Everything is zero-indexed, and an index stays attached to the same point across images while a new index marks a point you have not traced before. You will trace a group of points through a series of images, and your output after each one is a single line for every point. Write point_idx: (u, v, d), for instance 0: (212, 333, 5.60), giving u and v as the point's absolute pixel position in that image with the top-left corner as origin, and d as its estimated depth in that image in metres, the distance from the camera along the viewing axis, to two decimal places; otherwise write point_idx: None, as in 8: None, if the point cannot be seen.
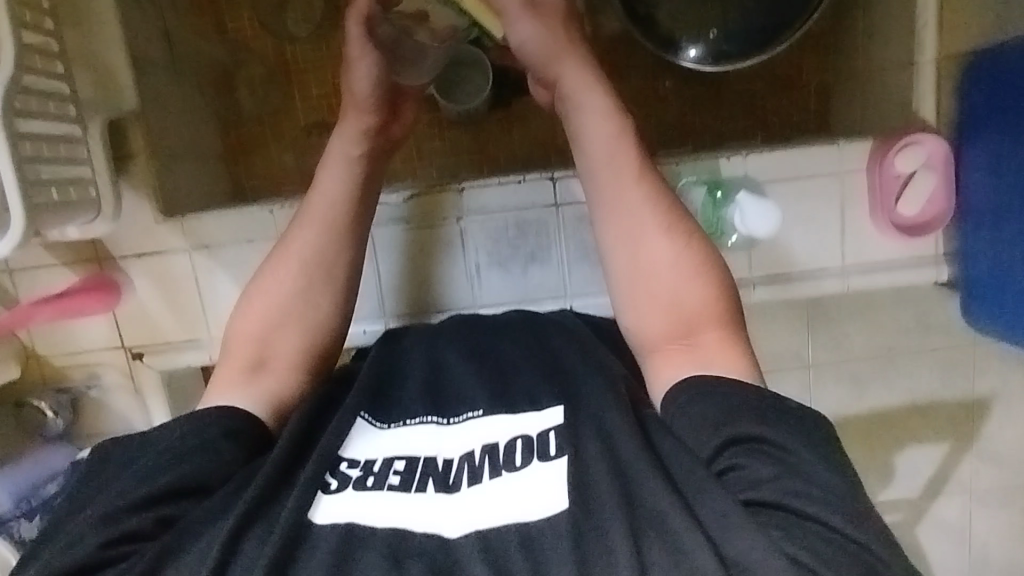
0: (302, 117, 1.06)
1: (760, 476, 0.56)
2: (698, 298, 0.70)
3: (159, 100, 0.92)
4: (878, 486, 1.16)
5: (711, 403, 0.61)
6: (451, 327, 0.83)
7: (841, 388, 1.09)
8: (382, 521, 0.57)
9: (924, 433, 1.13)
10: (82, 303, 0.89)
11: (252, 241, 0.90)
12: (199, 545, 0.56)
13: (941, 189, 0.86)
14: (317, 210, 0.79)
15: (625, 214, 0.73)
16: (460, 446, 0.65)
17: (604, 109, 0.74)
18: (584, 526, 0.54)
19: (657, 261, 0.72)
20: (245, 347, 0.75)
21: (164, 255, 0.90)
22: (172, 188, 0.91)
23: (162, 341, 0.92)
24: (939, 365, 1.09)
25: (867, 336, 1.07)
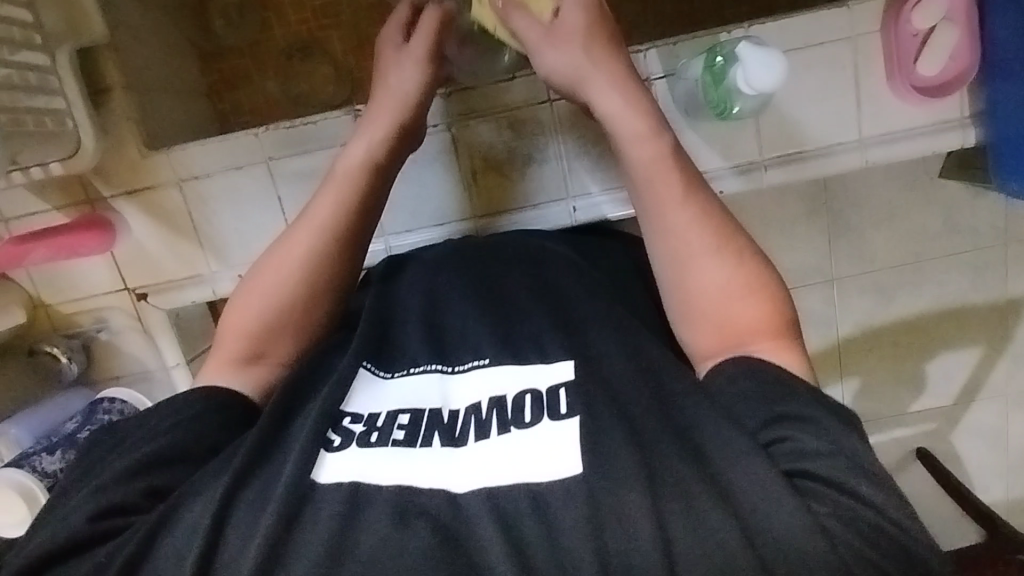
0: (281, 43, 1.02)
1: (812, 446, 0.54)
2: (757, 315, 0.63)
3: (129, 28, 0.88)
4: (911, 396, 1.25)
5: (751, 386, 0.59)
6: (447, 270, 0.81)
7: (868, 299, 1.17)
8: (388, 480, 0.56)
9: (954, 339, 1.21)
10: (78, 241, 0.87)
11: (240, 167, 0.87)
12: (191, 512, 0.56)
13: (965, 40, 0.79)
14: (322, 215, 0.74)
15: (671, 235, 0.66)
16: (467, 395, 0.66)
17: (637, 131, 0.67)
18: (598, 488, 0.53)
19: (712, 275, 0.64)
20: (242, 343, 0.72)
21: (155, 189, 0.88)
22: (151, 120, 0.89)
23: (166, 279, 0.91)
24: (967, 271, 1.17)
25: (889, 241, 1.15)
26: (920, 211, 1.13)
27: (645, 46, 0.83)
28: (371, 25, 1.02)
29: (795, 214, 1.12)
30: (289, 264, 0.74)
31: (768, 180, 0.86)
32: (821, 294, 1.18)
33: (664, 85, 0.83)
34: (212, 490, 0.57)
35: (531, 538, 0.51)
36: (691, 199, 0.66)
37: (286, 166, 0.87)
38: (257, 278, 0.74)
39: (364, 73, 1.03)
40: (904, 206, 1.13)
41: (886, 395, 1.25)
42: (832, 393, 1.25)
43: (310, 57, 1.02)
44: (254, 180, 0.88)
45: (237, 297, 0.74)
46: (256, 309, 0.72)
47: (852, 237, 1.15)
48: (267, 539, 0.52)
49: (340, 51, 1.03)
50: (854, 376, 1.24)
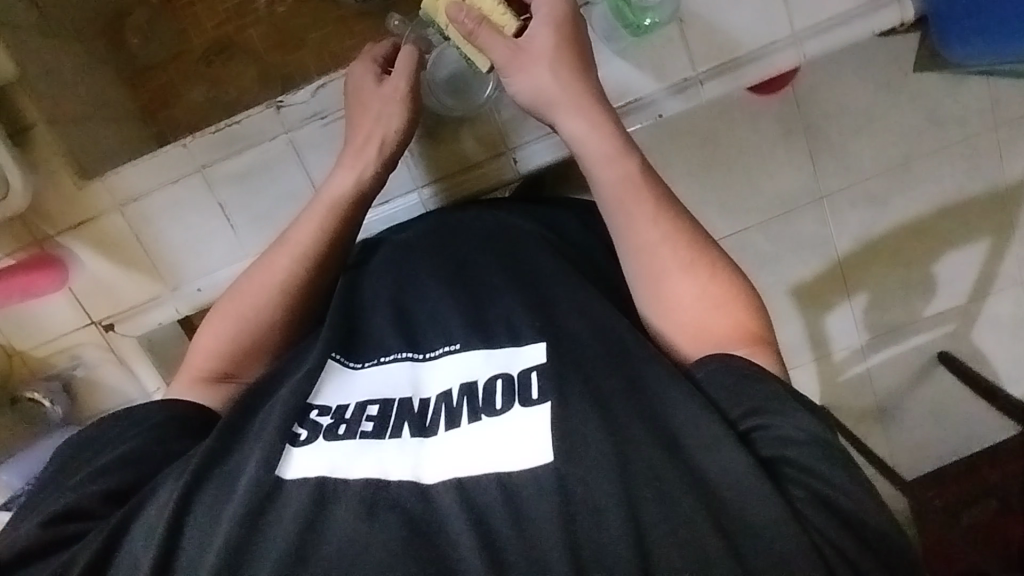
0: (202, 51, 1.01)
1: (792, 435, 0.52)
2: (730, 327, 0.61)
3: (40, 62, 0.88)
4: (923, 301, 1.23)
5: (725, 381, 0.56)
6: (413, 259, 0.79)
7: (861, 209, 1.16)
8: (356, 473, 0.54)
9: (958, 235, 1.19)
10: (32, 280, 0.88)
11: (176, 181, 0.86)
12: (148, 517, 0.55)
13: None
14: (298, 241, 0.77)
15: (643, 251, 0.66)
16: (439, 382, 0.63)
17: (607, 154, 0.68)
18: (569, 477, 0.50)
19: (682, 288, 0.63)
20: (214, 362, 0.74)
21: (98, 218, 0.87)
22: (82, 150, 0.89)
23: (127, 307, 0.91)
24: (960, 163, 1.15)
25: (873, 150, 1.13)
26: (897, 110, 1.11)
27: None
28: (288, 18, 1.01)
29: (771, 139, 1.11)
30: (262, 287, 0.76)
31: (706, 95, 0.83)
32: (814, 214, 1.16)
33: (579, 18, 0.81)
34: (172, 486, 0.57)
35: (499, 525, 0.49)
36: (660, 215, 0.66)
37: (221, 170, 0.86)
38: (232, 302, 0.76)
39: (290, 66, 1.01)
40: (880, 109, 1.11)
41: (896, 304, 1.23)
42: (842, 312, 1.23)
43: (233, 60, 1.01)
44: (191, 191, 0.86)
45: (212, 317, 0.77)
46: (228, 330, 0.75)
47: (836, 151, 1.12)
48: (229, 537, 0.51)
49: (262, 49, 1.01)
50: (862, 291, 1.22)
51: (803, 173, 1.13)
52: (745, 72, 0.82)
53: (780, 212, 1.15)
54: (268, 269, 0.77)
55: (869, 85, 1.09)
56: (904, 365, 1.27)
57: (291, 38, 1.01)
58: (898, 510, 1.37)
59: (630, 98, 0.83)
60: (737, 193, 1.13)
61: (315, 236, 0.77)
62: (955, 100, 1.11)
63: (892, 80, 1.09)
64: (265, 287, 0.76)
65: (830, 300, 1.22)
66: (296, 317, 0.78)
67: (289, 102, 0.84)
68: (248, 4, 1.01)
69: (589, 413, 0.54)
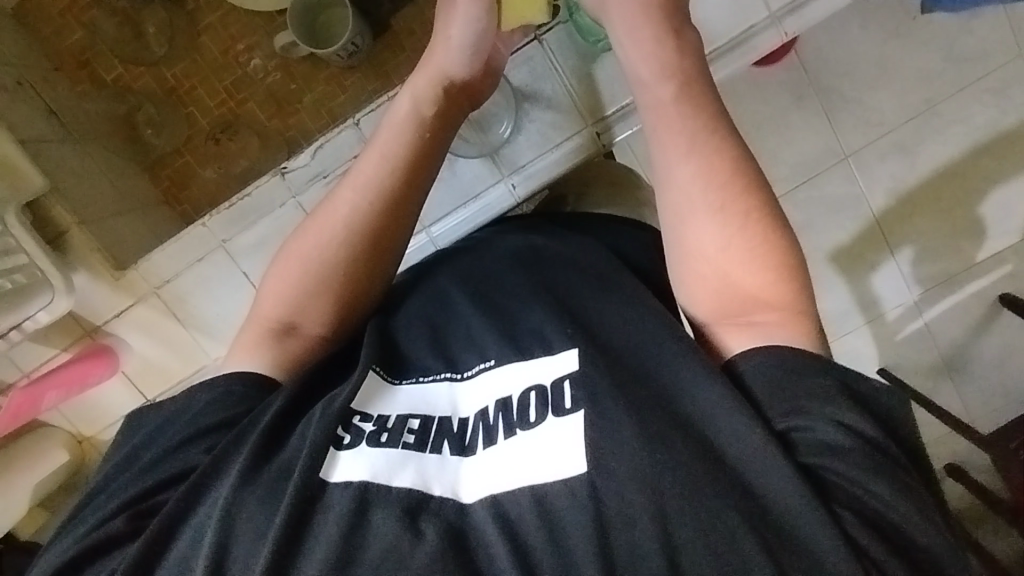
0: (212, 131, 1.07)
1: (832, 441, 0.47)
2: (753, 285, 0.56)
3: (68, 168, 0.95)
4: (975, 245, 1.17)
5: (766, 373, 0.51)
6: (439, 269, 0.77)
7: (889, 159, 1.12)
8: (399, 482, 0.52)
9: (1003, 170, 1.12)
10: (89, 371, 0.93)
11: (202, 258, 0.91)
12: (176, 553, 0.53)
13: None
14: (369, 171, 0.69)
15: (672, 189, 0.60)
16: (477, 401, 0.60)
17: (662, 102, 0.62)
18: (603, 488, 0.48)
19: (704, 231, 0.58)
20: (278, 308, 0.69)
21: (138, 303, 0.93)
22: (116, 243, 0.95)
23: (177, 378, 0.97)
24: (990, 97, 1.09)
25: (896, 96, 1.09)
26: (911, 55, 1.07)
27: None
28: (282, 85, 1.06)
29: (783, 105, 1.10)
30: (331, 222, 0.69)
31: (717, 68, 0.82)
32: (844, 173, 1.14)
33: (554, 38, 0.83)
34: (223, 484, 0.55)
35: (534, 540, 0.47)
36: (707, 151, 0.59)
37: (240, 242, 0.90)
38: (286, 259, 0.70)
39: (294, 129, 1.07)
40: (896, 56, 1.07)
41: (946, 253, 1.18)
42: (888, 270, 1.20)
43: (237, 134, 1.06)
44: (216, 266, 0.91)
45: (282, 257, 0.71)
46: (298, 268, 0.69)
47: (852, 103, 1.10)
48: (274, 543, 0.49)
49: (264, 119, 1.07)
50: (906, 245, 1.18)
51: (824, 137, 1.12)
52: (734, 56, 0.82)
53: (804, 179, 1.15)
54: (336, 202, 0.70)
55: (875, 36, 1.06)
56: (962, 315, 1.21)
57: (292, 103, 1.06)
58: (981, 464, 1.31)
59: (616, 106, 0.85)
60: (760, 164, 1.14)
61: (382, 161, 0.69)
62: (977, 32, 1.05)
63: (900, 27, 1.05)
64: (326, 228, 0.69)
65: (874, 259, 1.19)
66: (379, 255, 0.70)
67: (293, 167, 0.89)
68: (246, 79, 1.06)
69: (627, 422, 0.51)
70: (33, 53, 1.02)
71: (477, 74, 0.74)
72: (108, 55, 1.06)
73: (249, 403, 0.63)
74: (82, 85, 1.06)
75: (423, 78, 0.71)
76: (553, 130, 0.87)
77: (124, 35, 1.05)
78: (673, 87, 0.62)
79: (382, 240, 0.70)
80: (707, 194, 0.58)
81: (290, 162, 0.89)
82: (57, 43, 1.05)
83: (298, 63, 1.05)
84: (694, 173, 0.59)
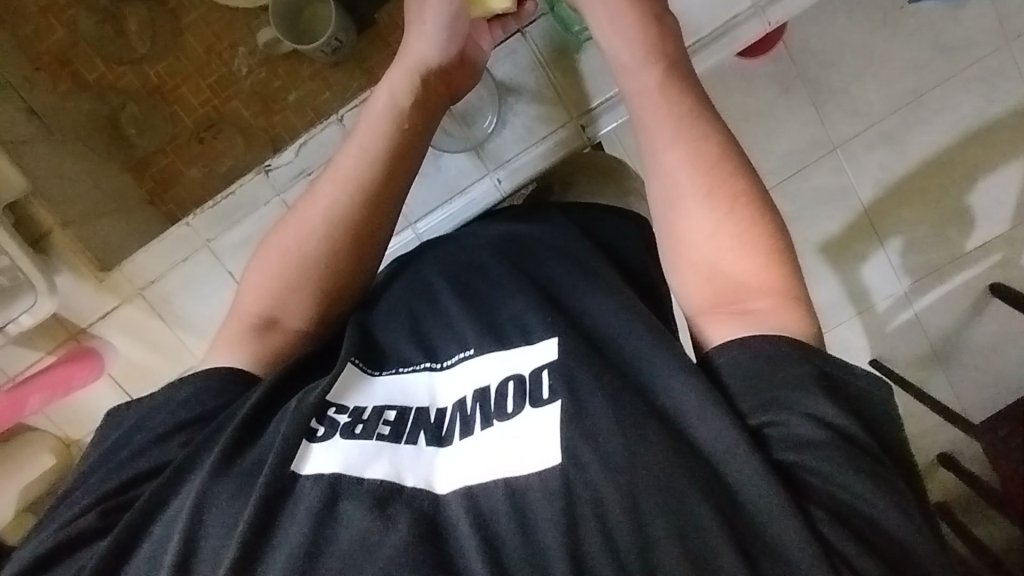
0: (197, 130, 1.06)
1: (804, 436, 0.47)
2: (747, 270, 0.55)
3: (49, 168, 0.94)
4: (964, 234, 1.17)
5: (743, 360, 0.51)
6: (422, 263, 0.76)
7: (877, 150, 1.13)
8: (370, 474, 0.51)
9: (991, 160, 1.13)
10: (71, 373, 0.92)
11: (186, 259, 0.90)
12: (144, 554, 0.52)
13: None
14: (346, 166, 0.70)
15: (663, 174, 0.60)
16: (454, 391, 0.59)
17: (648, 88, 0.63)
18: (577, 481, 0.47)
19: (698, 218, 0.58)
20: (259, 303, 0.69)
21: (122, 305, 0.92)
22: (100, 243, 0.95)
23: (163, 380, 0.96)
24: (976, 87, 1.09)
25: (882, 89, 1.09)
26: (897, 46, 1.07)
27: None
28: (266, 82, 1.05)
29: (770, 94, 1.10)
30: (310, 218, 0.70)
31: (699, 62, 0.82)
32: (831, 164, 1.14)
33: (539, 30, 0.83)
34: (195, 481, 0.55)
35: (507, 535, 0.46)
36: (693, 138, 0.59)
37: (224, 242, 0.90)
38: (267, 254, 0.71)
39: (280, 127, 1.06)
40: (883, 46, 1.07)
41: (934, 243, 1.18)
42: (878, 260, 1.20)
43: (222, 133, 1.06)
44: (200, 266, 0.90)
45: (264, 249, 0.72)
46: (278, 260, 0.70)
47: (839, 95, 1.10)
48: (243, 537, 0.49)
49: (249, 117, 1.06)
50: (895, 236, 1.18)
51: (811, 127, 1.12)
52: (714, 49, 0.82)
53: (793, 170, 1.15)
54: (315, 197, 0.71)
55: (863, 27, 1.06)
56: (952, 305, 1.22)
57: (277, 101, 1.05)
58: (972, 454, 1.31)
59: (602, 97, 0.84)
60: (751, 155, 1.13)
61: (359, 154, 0.69)
62: (963, 21, 1.06)
63: (886, 17, 1.05)
64: (306, 221, 0.70)
65: (862, 250, 1.19)
66: (360, 249, 0.71)
67: (278, 164, 0.88)
68: (230, 77, 1.05)
69: (602, 408, 0.51)
70: (13, 52, 1.01)
71: (455, 65, 0.73)
72: (91, 53, 1.05)
73: (225, 398, 0.62)
74: (65, 84, 1.04)
75: (398, 71, 0.71)
76: (538, 123, 0.86)
77: (107, 34, 1.04)
78: (660, 72, 0.63)
79: (360, 233, 0.70)
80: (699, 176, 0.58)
81: (275, 159, 0.88)
82: (38, 42, 1.04)
83: (282, 61, 1.04)
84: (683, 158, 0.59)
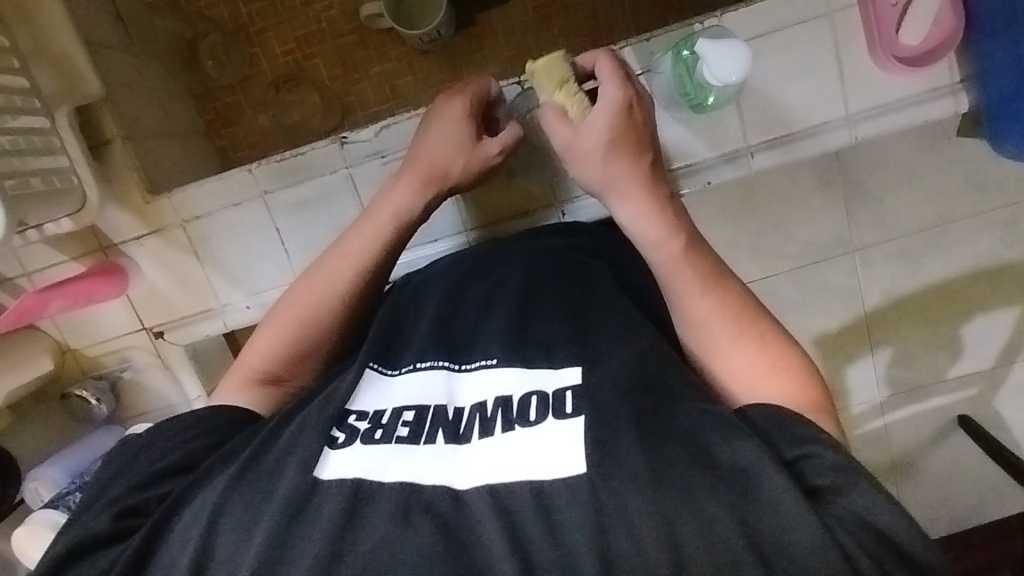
0: (273, 78, 1.06)
1: (837, 463, 0.48)
2: (787, 400, 0.55)
3: (122, 80, 0.93)
4: (949, 360, 1.11)
5: (767, 419, 0.52)
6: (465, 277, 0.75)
7: (892, 263, 1.05)
8: (392, 476, 0.50)
9: (990, 298, 1.07)
10: (94, 288, 0.90)
11: (237, 204, 0.90)
12: (180, 528, 0.53)
13: (946, 5, 0.78)
14: (352, 251, 0.72)
15: (697, 323, 0.60)
16: (477, 393, 0.57)
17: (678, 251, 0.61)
18: (603, 488, 0.46)
19: (738, 354, 0.58)
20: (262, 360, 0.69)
21: (161, 231, 0.91)
22: (155, 167, 0.94)
23: (179, 316, 0.95)
24: (997, 226, 1.04)
25: (913, 206, 1.02)
26: (937, 170, 1.00)
27: (619, 47, 0.83)
28: (353, 49, 1.05)
29: (808, 187, 1.01)
30: (321, 290, 0.71)
31: (757, 164, 0.85)
32: (846, 265, 1.05)
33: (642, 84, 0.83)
34: (213, 485, 0.55)
35: (534, 538, 0.45)
36: (721, 290, 0.60)
37: (280, 198, 0.90)
38: (273, 319, 0.71)
39: (353, 97, 1.06)
40: (925, 165, 1.00)
41: (918, 360, 1.12)
42: (864, 365, 1.12)
43: (299, 87, 1.06)
44: (250, 215, 0.90)
45: (265, 320, 0.72)
46: (280, 336, 0.70)
47: (872, 202, 1.02)
48: (266, 536, 0.47)
49: (327, 78, 1.06)
50: (885, 346, 1.11)
51: (837, 224, 1.03)
52: (800, 146, 0.85)
53: (810, 261, 1.05)
54: (324, 275, 0.72)
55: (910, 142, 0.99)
56: (920, 427, 1.16)
57: (359, 71, 1.05)
58: None
59: (683, 162, 0.85)
60: (768, 238, 1.03)
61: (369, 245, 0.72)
62: (1004, 164, 1.00)
63: (933, 142, 0.99)
64: (301, 310, 0.71)
65: (853, 353, 1.11)
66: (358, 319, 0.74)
67: (354, 138, 0.88)
68: (319, 35, 1.05)
69: (627, 438, 0.49)
70: None
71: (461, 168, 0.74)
72: None
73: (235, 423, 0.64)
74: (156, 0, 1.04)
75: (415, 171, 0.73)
76: None
77: None
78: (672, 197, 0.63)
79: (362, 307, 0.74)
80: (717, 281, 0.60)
81: (351, 132, 0.88)
82: None
83: (375, 34, 1.04)
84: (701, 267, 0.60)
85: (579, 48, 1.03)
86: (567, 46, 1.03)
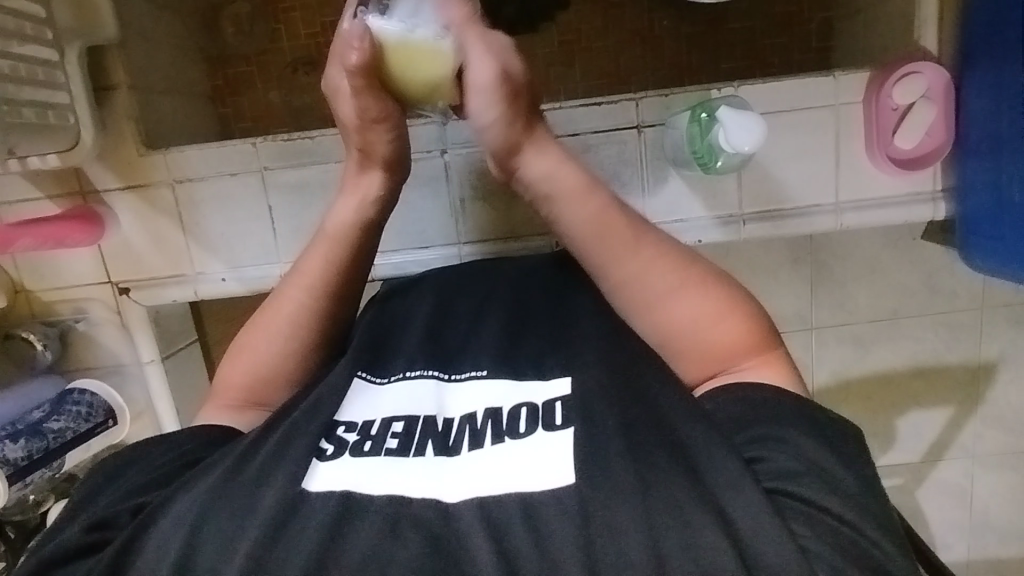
0: (289, 56, 1.05)
1: (790, 467, 0.50)
2: (733, 339, 0.60)
3: (140, 29, 0.91)
4: (880, 450, 1.16)
5: (737, 403, 0.56)
6: (458, 282, 0.75)
7: (844, 347, 1.10)
8: (380, 489, 0.49)
9: (925, 396, 1.13)
10: (67, 232, 0.87)
11: (235, 173, 0.89)
12: (163, 522, 0.51)
13: (939, 119, 0.83)
14: (306, 274, 0.69)
15: (625, 283, 0.62)
16: (467, 402, 0.58)
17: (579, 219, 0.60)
18: (595, 508, 0.46)
19: (673, 304, 0.61)
20: (238, 383, 0.70)
21: (148, 187, 0.89)
22: (153, 121, 0.91)
23: (148, 276, 0.92)
24: (944, 328, 1.10)
25: (872, 296, 1.08)
26: (900, 268, 1.06)
27: (637, 94, 0.86)
28: None
29: (778, 261, 1.05)
30: (280, 317, 0.70)
31: (745, 233, 0.89)
32: (802, 341, 1.10)
33: (653, 134, 0.86)
34: (195, 488, 0.53)
35: (522, 549, 0.45)
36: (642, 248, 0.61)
37: (279, 176, 0.89)
38: (247, 341, 0.70)
39: None
40: (888, 261, 1.06)
41: None
42: None
43: (316, 72, 1.06)
44: (245, 187, 0.89)
45: (234, 346, 0.71)
46: (251, 359, 0.70)
47: (835, 287, 1.07)
48: (251, 544, 0.46)
49: None
50: None
51: (801, 302, 1.08)
52: (792, 223, 0.88)
53: None
54: (282, 300, 0.70)
55: (880, 237, 1.05)
56: None
57: None
58: None
59: (679, 217, 0.88)
60: None
61: (324, 265, 0.69)
62: (959, 272, 1.07)
63: (900, 240, 1.06)
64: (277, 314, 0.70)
65: None
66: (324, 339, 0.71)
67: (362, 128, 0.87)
68: None
69: (616, 453, 0.49)
70: None
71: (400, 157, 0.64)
72: None
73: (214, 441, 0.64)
74: None
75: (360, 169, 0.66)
76: None
77: None
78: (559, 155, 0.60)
79: (326, 328, 0.70)
80: (617, 245, 0.61)
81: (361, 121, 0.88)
82: None
83: None
84: (611, 227, 0.61)
85: (595, 89, 1.06)
86: (585, 83, 1.05)
